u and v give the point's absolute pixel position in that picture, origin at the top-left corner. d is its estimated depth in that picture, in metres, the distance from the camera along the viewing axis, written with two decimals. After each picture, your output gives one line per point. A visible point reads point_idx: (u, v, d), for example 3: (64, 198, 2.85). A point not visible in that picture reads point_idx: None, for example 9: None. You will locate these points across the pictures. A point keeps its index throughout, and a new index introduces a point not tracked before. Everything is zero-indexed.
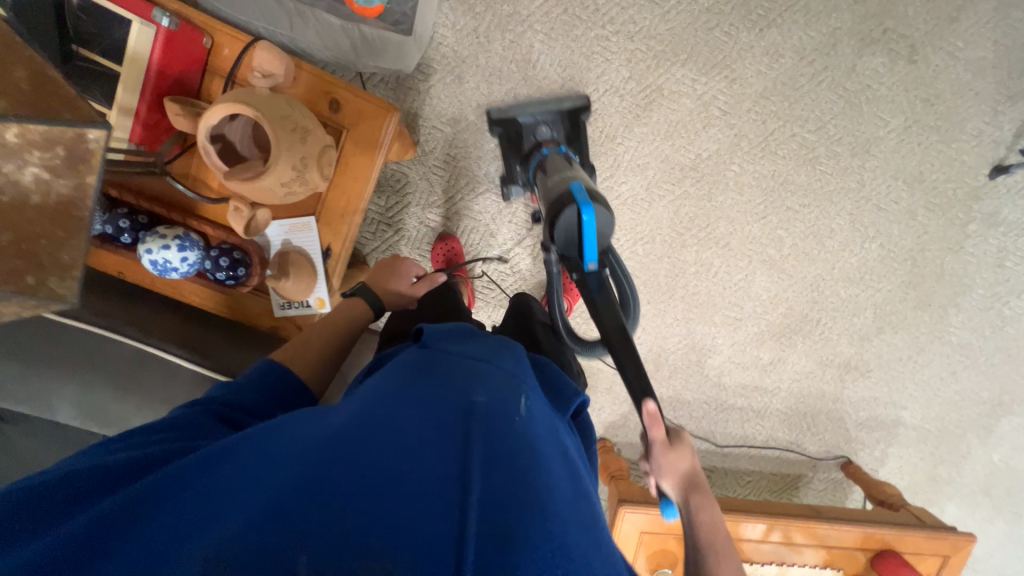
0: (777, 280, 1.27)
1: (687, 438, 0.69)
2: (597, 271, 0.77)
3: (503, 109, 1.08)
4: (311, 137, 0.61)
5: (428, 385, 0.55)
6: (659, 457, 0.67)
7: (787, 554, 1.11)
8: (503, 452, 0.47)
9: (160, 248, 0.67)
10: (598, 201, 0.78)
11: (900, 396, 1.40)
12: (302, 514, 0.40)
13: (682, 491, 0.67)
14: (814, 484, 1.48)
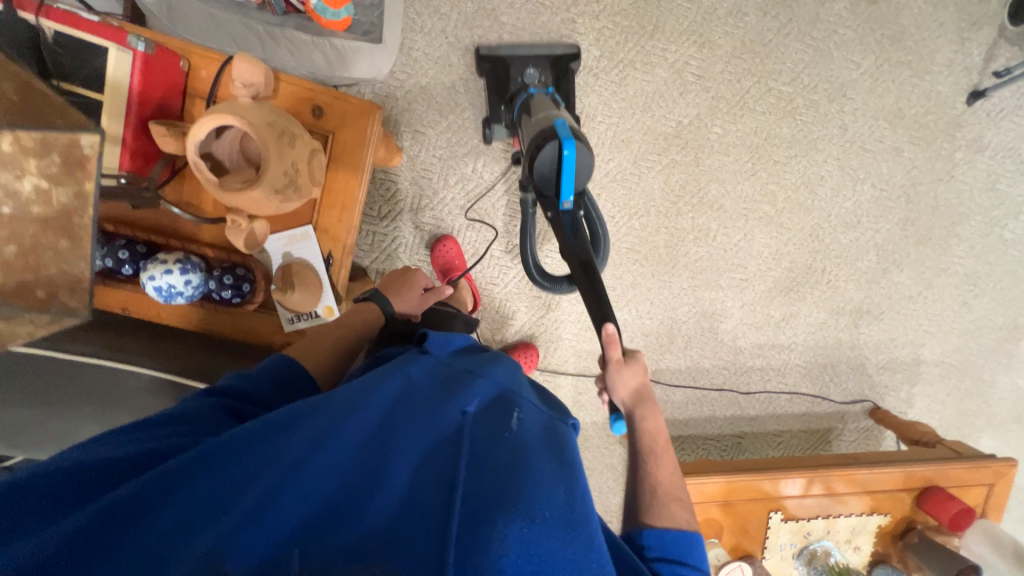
0: (776, 235, 1.28)
1: (641, 359, 0.77)
2: (570, 212, 0.86)
3: (492, 48, 1.07)
4: (298, 143, 0.61)
5: (425, 398, 0.59)
6: (612, 371, 0.75)
7: (832, 505, 1.10)
8: (490, 466, 0.53)
9: (162, 273, 0.63)
10: (579, 138, 0.81)
11: (916, 333, 1.40)
12: (301, 526, 0.44)
13: (631, 399, 0.74)
14: (846, 435, 1.46)
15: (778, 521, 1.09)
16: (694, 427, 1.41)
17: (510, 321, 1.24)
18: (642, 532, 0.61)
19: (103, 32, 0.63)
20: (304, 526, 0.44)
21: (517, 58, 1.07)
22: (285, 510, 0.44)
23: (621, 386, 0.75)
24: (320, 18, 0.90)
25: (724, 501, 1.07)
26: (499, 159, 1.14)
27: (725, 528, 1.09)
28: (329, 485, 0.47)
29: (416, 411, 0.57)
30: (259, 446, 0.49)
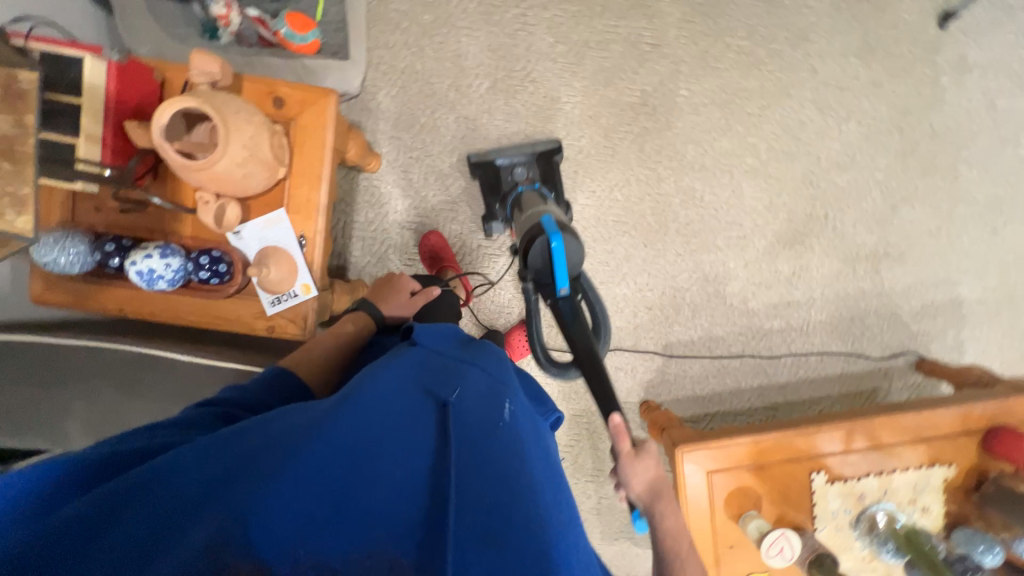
0: (766, 187, 1.24)
1: (655, 446, 0.67)
2: (567, 299, 0.85)
3: (482, 153, 1.17)
4: (255, 120, 0.66)
5: (420, 387, 0.57)
6: (625, 469, 0.65)
7: (883, 460, 0.98)
8: (490, 457, 0.51)
9: (143, 258, 0.68)
10: (565, 231, 0.85)
11: (948, 271, 1.29)
12: (298, 519, 0.42)
13: (651, 498, 0.64)
14: (894, 395, 1.32)
15: (824, 484, 0.97)
16: (721, 403, 1.31)
17: (507, 310, 1.23)
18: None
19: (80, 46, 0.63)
20: (303, 523, 0.43)
21: (504, 160, 1.15)
22: (281, 506, 0.43)
23: (637, 484, 0.65)
24: (290, 44, 1.02)
25: (757, 466, 0.97)
26: None
27: (764, 498, 0.98)
28: (325, 478, 0.45)
29: (412, 402, 0.54)
30: (252, 441, 0.48)
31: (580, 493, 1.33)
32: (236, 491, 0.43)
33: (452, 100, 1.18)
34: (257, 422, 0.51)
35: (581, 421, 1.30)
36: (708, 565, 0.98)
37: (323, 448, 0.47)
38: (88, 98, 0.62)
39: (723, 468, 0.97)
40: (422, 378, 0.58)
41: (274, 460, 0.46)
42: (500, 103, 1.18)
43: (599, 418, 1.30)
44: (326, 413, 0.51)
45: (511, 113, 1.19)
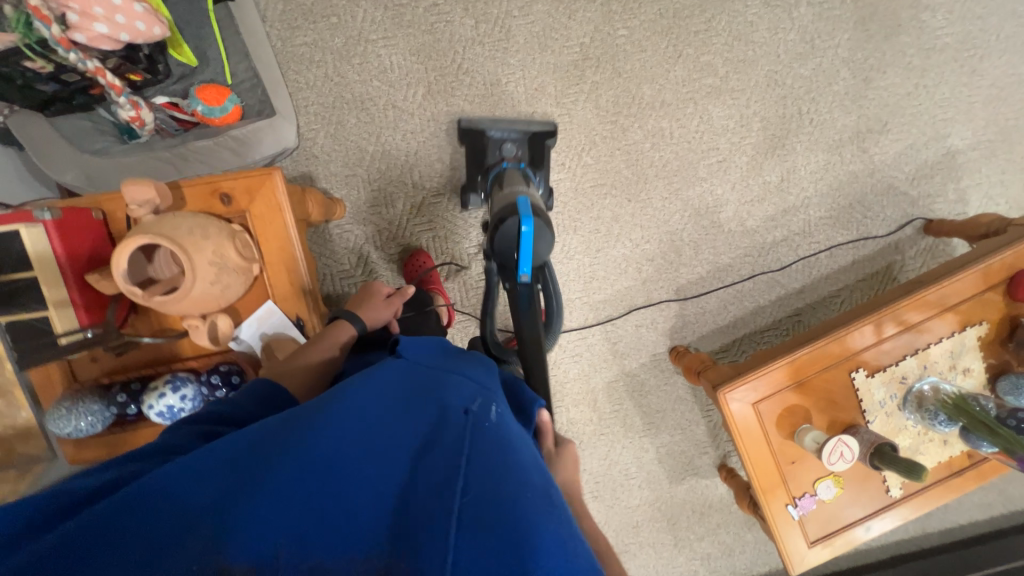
0: (733, 102, 1.19)
1: (572, 448, 0.71)
2: (525, 287, 0.80)
3: (473, 120, 1.10)
4: (211, 231, 0.64)
5: (399, 393, 0.54)
6: (553, 468, 0.68)
7: (916, 338, 0.99)
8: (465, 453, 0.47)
9: (159, 399, 0.68)
10: (539, 216, 0.80)
11: (935, 126, 1.25)
12: (276, 533, 0.44)
13: (569, 491, 0.67)
14: (909, 264, 1.32)
15: (866, 379, 0.99)
16: (746, 326, 1.32)
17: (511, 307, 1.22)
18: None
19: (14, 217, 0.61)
20: (292, 532, 0.44)
21: (497, 133, 1.09)
22: (262, 517, 0.45)
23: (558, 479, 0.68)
24: (212, 119, 0.96)
25: (798, 383, 0.99)
26: None
27: (813, 409, 1.00)
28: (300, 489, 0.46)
29: (396, 407, 0.53)
30: (239, 464, 0.49)
31: (638, 449, 1.36)
32: (221, 511, 0.45)
33: (393, 117, 1.12)
34: (237, 442, 0.51)
35: (619, 385, 1.32)
36: (777, 484, 1.02)
37: (307, 460, 0.48)
38: (40, 268, 0.62)
39: (766, 395, 0.99)
40: (406, 383, 0.56)
41: (263, 476, 0.47)
42: (441, 104, 1.12)
43: (635, 377, 1.32)
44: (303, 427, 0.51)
45: (455, 111, 1.13)
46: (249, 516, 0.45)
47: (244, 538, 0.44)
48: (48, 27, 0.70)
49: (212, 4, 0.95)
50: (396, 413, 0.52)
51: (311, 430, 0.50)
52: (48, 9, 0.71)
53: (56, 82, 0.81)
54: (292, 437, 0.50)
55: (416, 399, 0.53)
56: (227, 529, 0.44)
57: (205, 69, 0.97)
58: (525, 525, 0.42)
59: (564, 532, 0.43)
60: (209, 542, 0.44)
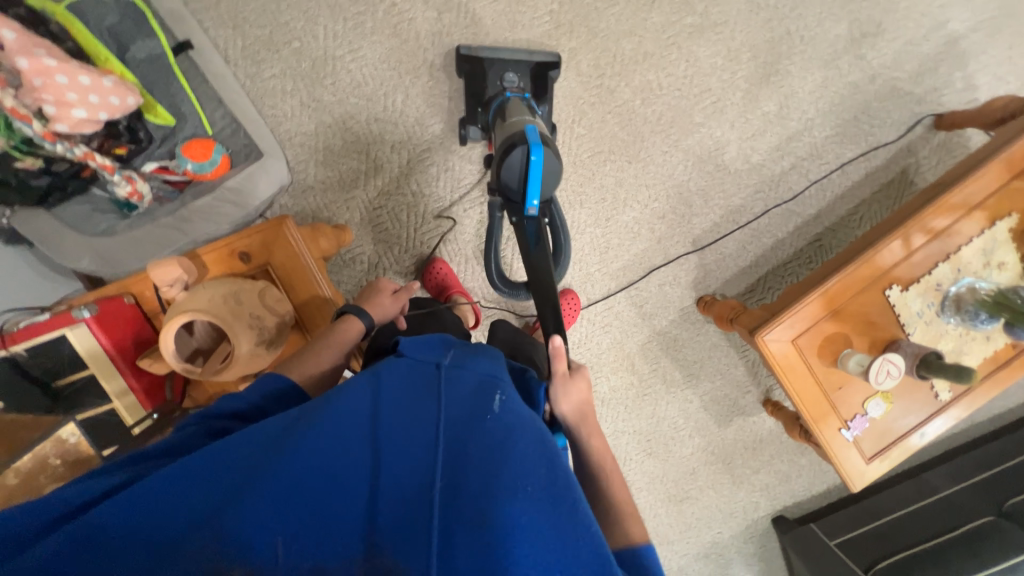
0: (717, 37, 1.14)
1: (587, 373, 0.68)
2: (534, 220, 0.80)
3: (473, 48, 1.04)
4: (244, 295, 0.66)
5: (403, 385, 0.50)
6: (560, 389, 0.65)
7: (946, 243, 0.98)
8: (476, 451, 0.44)
9: None
10: (548, 145, 0.77)
11: (932, 14, 1.19)
12: (270, 534, 0.40)
13: (579, 417, 0.65)
14: (924, 165, 1.28)
15: (900, 294, 0.99)
16: (768, 263, 1.31)
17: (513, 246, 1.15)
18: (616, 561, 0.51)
19: (56, 321, 0.65)
20: (285, 531, 0.40)
21: (497, 63, 1.03)
22: (259, 518, 0.41)
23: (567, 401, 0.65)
24: (204, 175, 0.94)
25: (833, 313, 0.99)
26: (470, 195, 1.14)
27: (852, 333, 1.01)
28: (300, 488, 0.42)
29: (398, 399, 0.48)
30: (238, 466, 0.45)
31: (683, 402, 1.39)
32: (216, 513, 0.42)
33: (378, 131, 1.09)
34: (236, 444, 0.47)
35: (653, 345, 1.33)
36: (827, 412, 1.04)
37: (304, 455, 0.44)
38: (96, 364, 0.66)
39: (802, 329, 0.99)
40: (411, 375, 0.51)
41: (261, 473, 0.43)
42: (422, 106, 1.09)
43: (667, 334, 1.33)
44: (301, 427, 0.47)
45: (438, 109, 1.10)
46: (243, 515, 0.41)
47: (239, 537, 0.40)
48: (30, 124, 0.69)
49: (173, 57, 0.93)
50: (396, 405, 0.48)
51: (307, 427, 0.46)
52: (24, 107, 0.70)
53: (48, 174, 0.80)
54: (291, 434, 0.46)
55: (423, 394, 0.49)
56: (222, 530, 0.41)
57: (184, 126, 0.95)
58: (526, 525, 0.40)
59: (568, 527, 0.42)
60: (207, 542, 0.40)
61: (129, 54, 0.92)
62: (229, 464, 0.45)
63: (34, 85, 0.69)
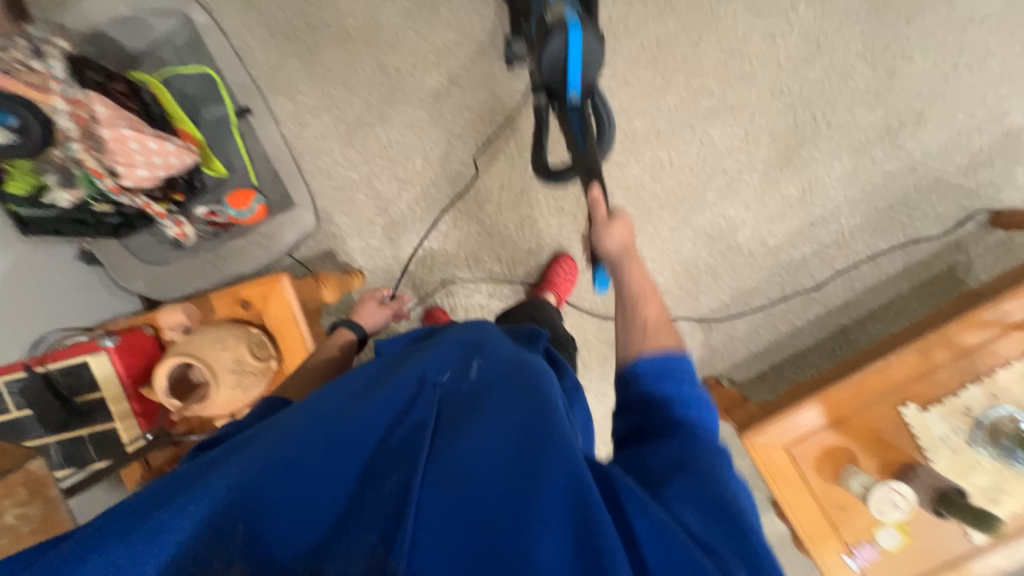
0: (735, 120, 1.14)
1: (628, 214, 0.76)
2: (577, 106, 0.87)
3: None
4: (230, 341, 0.74)
5: (388, 369, 0.59)
6: (603, 227, 0.75)
7: (975, 362, 0.87)
8: (456, 411, 0.51)
9: None
10: (586, 27, 0.82)
11: (986, 106, 1.10)
12: (281, 512, 0.46)
13: (621, 247, 0.74)
14: (976, 263, 1.15)
15: (919, 414, 0.88)
16: (782, 349, 1.22)
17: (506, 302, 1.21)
18: (635, 365, 0.59)
19: (85, 345, 0.77)
20: (296, 505, 0.46)
21: None
22: (271, 497, 0.46)
23: (609, 237, 0.74)
24: (243, 220, 1.09)
25: (835, 424, 0.90)
26: (477, 252, 1.21)
27: (858, 447, 0.91)
28: (298, 463, 0.48)
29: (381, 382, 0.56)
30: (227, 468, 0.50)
31: None
32: (231, 502, 0.47)
33: (397, 190, 1.20)
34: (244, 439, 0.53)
35: None
36: (828, 532, 0.92)
37: (303, 432, 0.51)
38: (108, 386, 0.78)
39: (797, 435, 0.91)
40: (396, 360, 0.61)
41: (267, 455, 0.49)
42: (438, 170, 1.19)
43: None
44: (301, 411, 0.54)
45: (453, 173, 1.19)
46: (259, 501, 0.47)
47: (257, 517, 0.46)
48: (102, 180, 0.87)
49: (234, 119, 1.11)
50: (381, 381, 0.56)
51: (308, 408, 0.54)
52: (102, 166, 0.86)
53: (117, 215, 0.96)
54: (281, 427, 0.53)
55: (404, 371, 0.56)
56: (242, 516, 0.46)
57: (234, 176, 1.11)
58: (515, 456, 0.46)
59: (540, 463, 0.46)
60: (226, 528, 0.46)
61: (202, 116, 1.10)
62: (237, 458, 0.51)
63: (111, 149, 0.86)
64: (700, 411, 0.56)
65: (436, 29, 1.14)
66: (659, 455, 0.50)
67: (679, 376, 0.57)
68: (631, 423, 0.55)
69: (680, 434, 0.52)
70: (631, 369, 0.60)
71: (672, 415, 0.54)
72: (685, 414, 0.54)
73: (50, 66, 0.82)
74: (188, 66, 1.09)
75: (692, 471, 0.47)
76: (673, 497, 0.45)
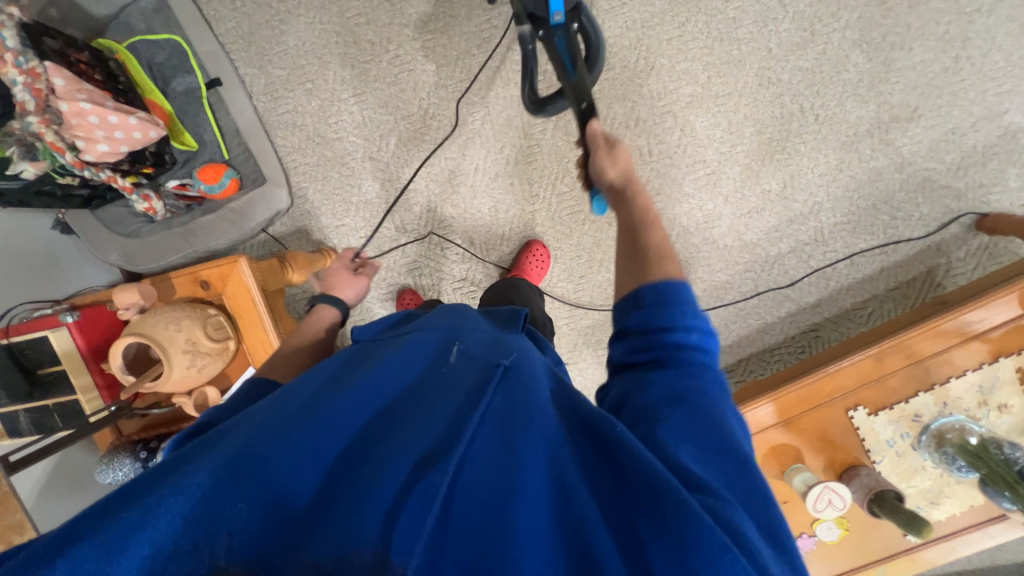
0: (718, 108, 1.09)
1: (626, 145, 0.71)
2: (562, 27, 0.83)
3: None
4: (185, 321, 0.76)
5: (363, 359, 0.56)
6: (604, 157, 0.69)
7: (929, 372, 0.87)
8: (436, 398, 0.49)
9: (114, 472, 0.85)
10: None
11: (985, 103, 1.04)
12: (240, 513, 0.40)
13: (624, 175, 0.68)
14: (957, 268, 1.13)
15: (868, 418, 0.89)
16: (752, 345, 1.22)
17: (477, 286, 1.22)
18: (637, 292, 0.52)
19: (46, 321, 0.80)
20: (257, 504, 0.41)
21: None
22: (224, 500, 0.41)
23: (613, 166, 0.69)
24: (214, 195, 1.10)
25: (785, 423, 0.92)
26: (450, 235, 1.21)
27: (803, 447, 0.93)
28: (258, 454, 0.43)
29: (359, 371, 0.53)
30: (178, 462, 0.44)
31: None
32: (175, 511, 0.40)
33: (370, 169, 1.18)
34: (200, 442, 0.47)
35: None
36: None
37: (266, 424, 0.46)
38: (70, 359, 0.81)
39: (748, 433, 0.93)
40: (371, 350, 0.58)
41: (223, 450, 0.44)
42: (412, 150, 1.17)
43: None
44: (267, 406, 0.50)
45: (427, 154, 1.17)
46: (212, 504, 0.40)
47: (207, 521, 0.39)
48: (63, 155, 0.86)
49: (204, 91, 1.08)
50: (356, 371, 0.53)
51: (275, 403, 0.50)
52: (63, 141, 0.86)
53: (86, 188, 0.98)
54: (246, 419, 0.49)
55: (381, 360, 0.54)
56: (191, 524, 0.39)
57: (204, 150, 1.09)
58: (500, 447, 0.44)
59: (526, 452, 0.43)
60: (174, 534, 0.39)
61: (171, 87, 1.07)
62: (182, 459, 0.45)
63: (71, 124, 0.86)
64: (704, 333, 0.49)
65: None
66: (653, 393, 0.46)
67: (681, 301, 0.50)
68: (624, 346, 0.51)
69: (687, 366, 0.47)
70: (636, 295, 0.52)
71: (668, 350, 0.48)
72: (686, 339, 0.48)
73: (1, 36, 0.79)
74: (155, 33, 1.06)
75: (688, 406, 0.45)
76: (671, 434, 0.43)
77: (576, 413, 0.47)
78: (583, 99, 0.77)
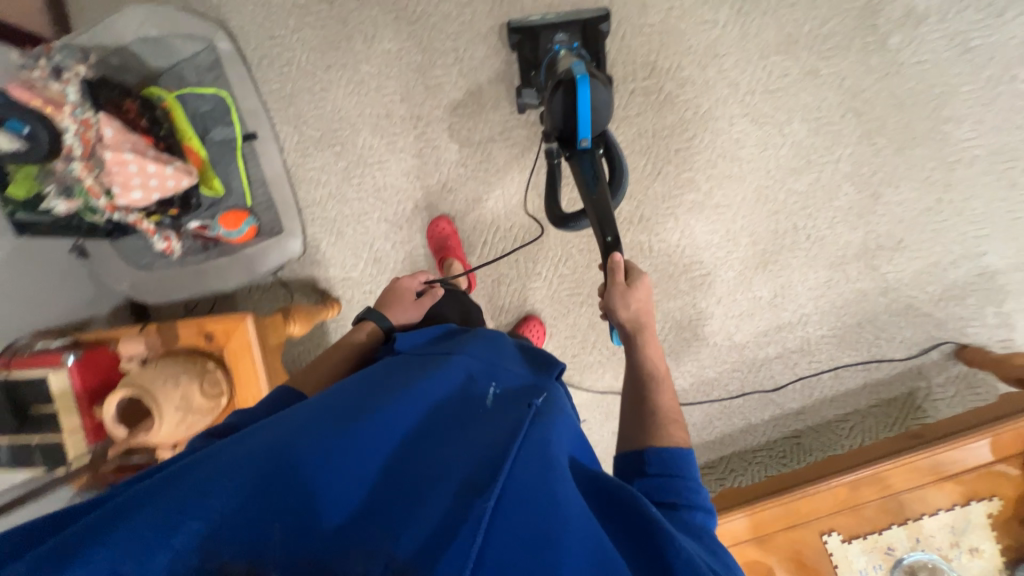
0: (717, 217, 1.16)
1: (647, 281, 0.78)
2: (587, 151, 0.90)
3: (522, 18, 1.11)
4: (182, 378, 0.79)
5: (401, 377, 0.58)
6: (620, 298, 0.75)
7: (903, 505, 0.89)
8: (477, 428, 0.51)
9: None
10: (594, 79, 0.87)
11: (965, 243, 1.12)
12: (275, 520, 0.40)
13: (638, 316, 0.74)
14: (937, 393, 1.16)
15: (841, 544, 0.90)
16: (734, 443, 1.24)
17: None
18: (645, 457, 0.59)
19: (48, 359, 0.83)
20: (290, 512, 0.41)
21: (546, 23, 1.10)
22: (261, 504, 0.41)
23: (625, 305, 0.76)
24: (232, 239, 1.14)
25: (757, 538, 0.91)
26: None
27: (774, 565, 0.92)
28: (303, 461, 0.44)
29: (401, 388, 0.55)
30: (209, 471, 0.45)
31: None
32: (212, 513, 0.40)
33: (385, 231, 1.24)
34: (235, 443, 0.48)
35: None
36: None
37: (308, 430, 0.48)
38: (62, 400, 0.82)
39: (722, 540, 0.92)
40: (410, 369, 0.61)
41: (264, 453, 0.45)
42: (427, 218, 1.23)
43: None
44: (306, 412, 0.52)
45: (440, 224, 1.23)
46: (251, 506, 0.41)
47: (242, 525, 0.40)
48: (98, 200, 0.92)
49: (240, 142, 1.15)
50: (398, 388, 0.55)
51: (311, 410, 0.52)
52: (100, 185, 0.92)
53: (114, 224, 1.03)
54: (281, 424, 0.50)
55: (424, 380, 0.56)
56: (223, 528, 0.40)
57: (230, 197, 1.14)
58: (539, 486, 0.45)
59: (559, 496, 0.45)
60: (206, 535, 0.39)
61: (208, 136, 1.14)
62: (216, 461, 0.46)
63: (110, 171, 0.92)
64: (706, 511, 0.56)
65: (444, 85, 1.18)
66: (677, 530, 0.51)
67: (684, 476, 0.57)
68: None
69: (696, 520, 0.54)
70: (643, 458, 0.59)
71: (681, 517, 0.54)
72: (693, 519, 0.54)
73: (65, 91, 0.87)
74: (204, 87, 1.13)
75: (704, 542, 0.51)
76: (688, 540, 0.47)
77: (599, 481, 0.51)
78: (605, 231, 0.86)
